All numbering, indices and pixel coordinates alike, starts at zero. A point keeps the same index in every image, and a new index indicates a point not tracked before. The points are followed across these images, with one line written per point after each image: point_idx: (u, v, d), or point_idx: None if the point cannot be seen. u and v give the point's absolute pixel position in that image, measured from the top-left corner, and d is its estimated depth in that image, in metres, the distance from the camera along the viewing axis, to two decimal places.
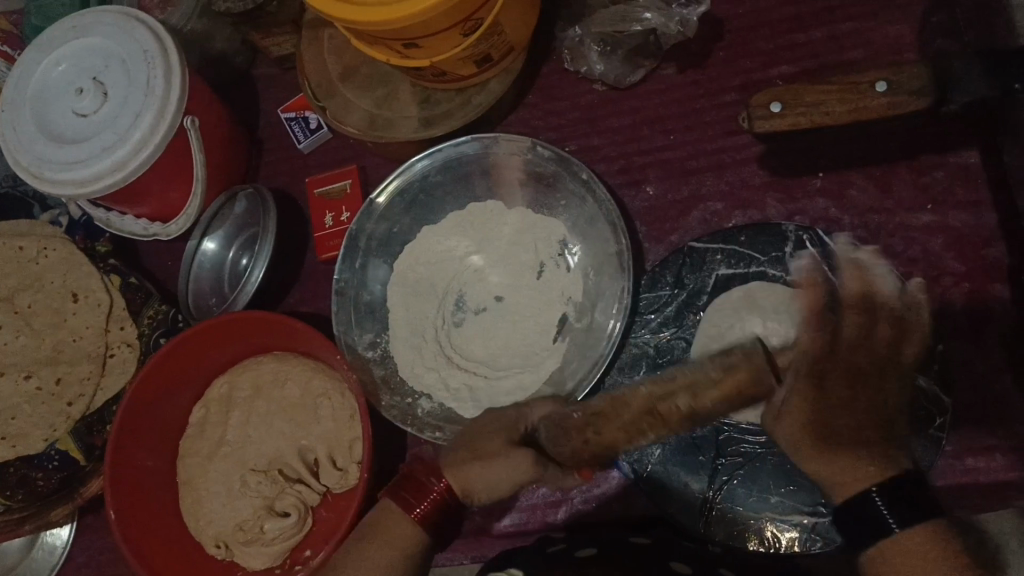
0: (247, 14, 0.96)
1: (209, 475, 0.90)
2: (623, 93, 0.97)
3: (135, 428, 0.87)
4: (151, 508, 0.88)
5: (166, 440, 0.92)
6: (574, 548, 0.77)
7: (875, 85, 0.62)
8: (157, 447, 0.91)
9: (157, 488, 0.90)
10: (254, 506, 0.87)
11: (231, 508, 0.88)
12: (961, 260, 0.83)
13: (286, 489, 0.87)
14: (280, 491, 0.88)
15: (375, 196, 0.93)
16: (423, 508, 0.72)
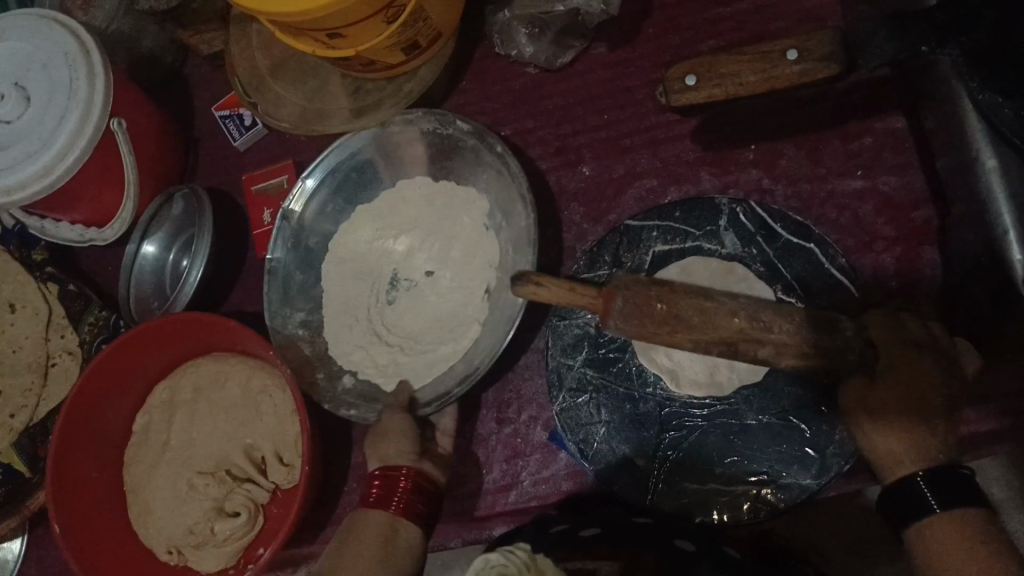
0: (170, 12, 0.95)
1: (155, 480, 0.89)
2: (555, 75, 0.97)
3: (76, 436, 0.87)
4: (96, 516, 0.87)
5: (109, 448, 0.91)
6: (577, 529, 0.75)
7: (786, 53, 0.63)
8: (99, 456, 0.90)
9: (103, 496, 0.89)
10: (202, 509, 0.86)
11: (178, 513, 0.87)
12: (890, 224, 0.84)
13: (234, 488, 0.87)
14: (227, 492, 0.87)
15: (287, 202, 0.94)
16: (399, 498, 0.74)
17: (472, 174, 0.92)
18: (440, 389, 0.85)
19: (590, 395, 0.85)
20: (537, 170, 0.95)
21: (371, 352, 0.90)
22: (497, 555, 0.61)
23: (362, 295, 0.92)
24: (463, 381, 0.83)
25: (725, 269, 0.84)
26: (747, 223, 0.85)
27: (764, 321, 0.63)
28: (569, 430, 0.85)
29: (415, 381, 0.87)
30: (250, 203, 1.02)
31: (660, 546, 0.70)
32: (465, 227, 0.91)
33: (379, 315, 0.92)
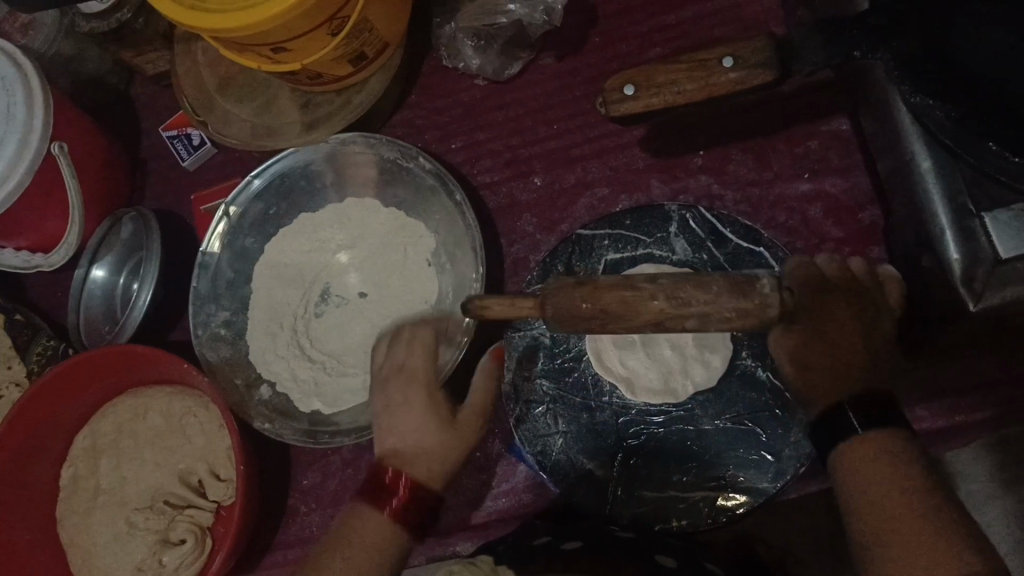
0: (111, 33, 0.93)
1: (96, 517, 0.91)
2: (504, 86, 0.96)
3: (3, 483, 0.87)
4: (33, 561, 0.87)
5: (41, 489, 0.92)
6: (557, 542, 0.73)
7: (723, 61, 0.63)
8: (31, 498, 0.90)
9: (39, 540, 0.90)
10: (147, 543, 0.89)
11: (125, 551, 0.89)
12: (838, 226, 0.85)
13: (176, 516, 0.90)
14: (169, 521, 0.89)
15: (231, 197, 0.93)
16: (396, 502, 0.67)
17: (423, 211, 0.94)
18: (358, 419, 0.87)
19: (548, 405, 0.84)
20: (489, 182, 0.95)
21: (291, 366, 0.90)
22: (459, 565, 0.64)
23: (290, 303, 0.92)
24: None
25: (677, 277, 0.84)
26: (697, 229, 0.85)
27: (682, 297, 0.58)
28: (527, 442, 0.83)
29: (332, 405, 0.88)
30: (200, 222, 1.01)
31: (638, 558, 0.69)
32: (406, 257, 0.92)
33: (303, 326, 0.92)
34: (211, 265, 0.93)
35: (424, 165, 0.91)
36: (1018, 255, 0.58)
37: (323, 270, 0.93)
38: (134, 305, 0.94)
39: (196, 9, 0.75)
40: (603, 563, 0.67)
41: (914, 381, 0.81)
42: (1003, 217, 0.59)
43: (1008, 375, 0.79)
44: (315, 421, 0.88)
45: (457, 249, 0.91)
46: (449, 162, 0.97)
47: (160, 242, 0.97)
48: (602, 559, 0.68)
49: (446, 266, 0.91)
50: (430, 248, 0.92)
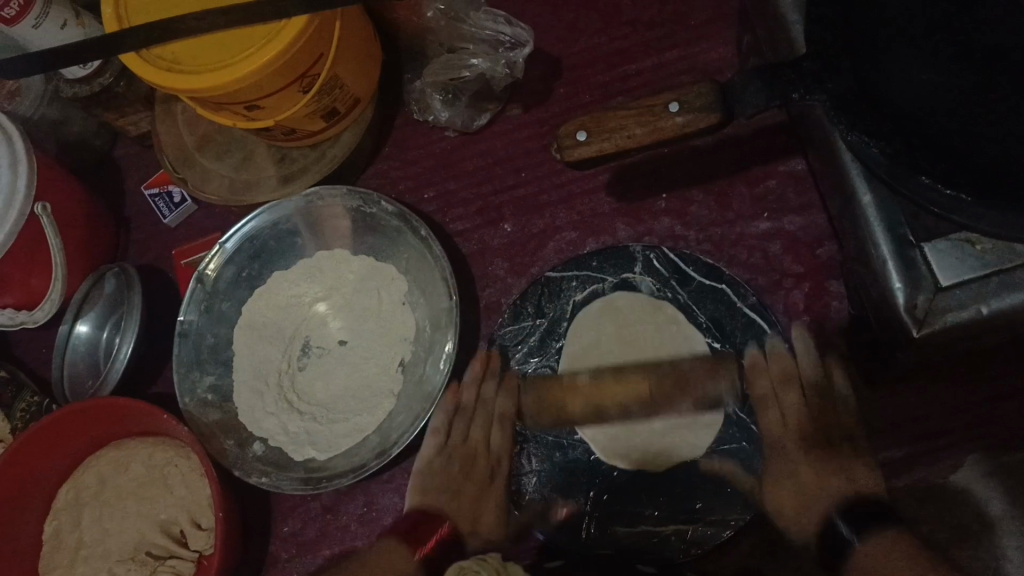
0: (93, 96, 0.97)
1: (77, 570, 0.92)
2: (473, 137, 1.00)
3: None
4: None
5: (22, 544, 0.93)
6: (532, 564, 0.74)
7: (669, 106, 0.66)
8: (12, 553, 0.91)
9: None
10: None
11: None
12: (798, 262, 0.88)
13: (158, 566, 0.90)
14: (150, 572, 0.90)
15: (205, 263, 0.95)
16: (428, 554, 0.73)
17: (394, 254, 0.96)
18: (353, 460, 0.87)
19: (520, 445, 0.86)
20: (461, 229, 0.98)
21: (279, 420, 0.91)
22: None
23: (273, 359, 0.94)
24: (378, 455, 0.85)
25: (654, 309, 0.87)
26: (661, 268, 0.88)
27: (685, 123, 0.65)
28: (500, 482, 0.84)
29: (324, 451, 0.89)
30: (180, 276, 1.03)
31: None
32: (381, 302, 0.95)
33: (288, 380, 0.94)
34: (191, 331, 0.94)
35: (388, 208, 0.94)
36: (957, 282, 0.62)
37: (302, 325, 0.96)
38: (116, 356, 0.97)
39: (174, 72, 0.78)
40: None
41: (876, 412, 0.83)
42: (941, 246, 0.63)
43: (967, 402, 0.81)
44: (309, 469, 0.88)
45: (427, 286, 0.94)
46: (423, 211, 1.00)
47: (142, 296, 1.00)
48: None
49: (420, 301, 0.94)
50: (402, 289, 0.95)
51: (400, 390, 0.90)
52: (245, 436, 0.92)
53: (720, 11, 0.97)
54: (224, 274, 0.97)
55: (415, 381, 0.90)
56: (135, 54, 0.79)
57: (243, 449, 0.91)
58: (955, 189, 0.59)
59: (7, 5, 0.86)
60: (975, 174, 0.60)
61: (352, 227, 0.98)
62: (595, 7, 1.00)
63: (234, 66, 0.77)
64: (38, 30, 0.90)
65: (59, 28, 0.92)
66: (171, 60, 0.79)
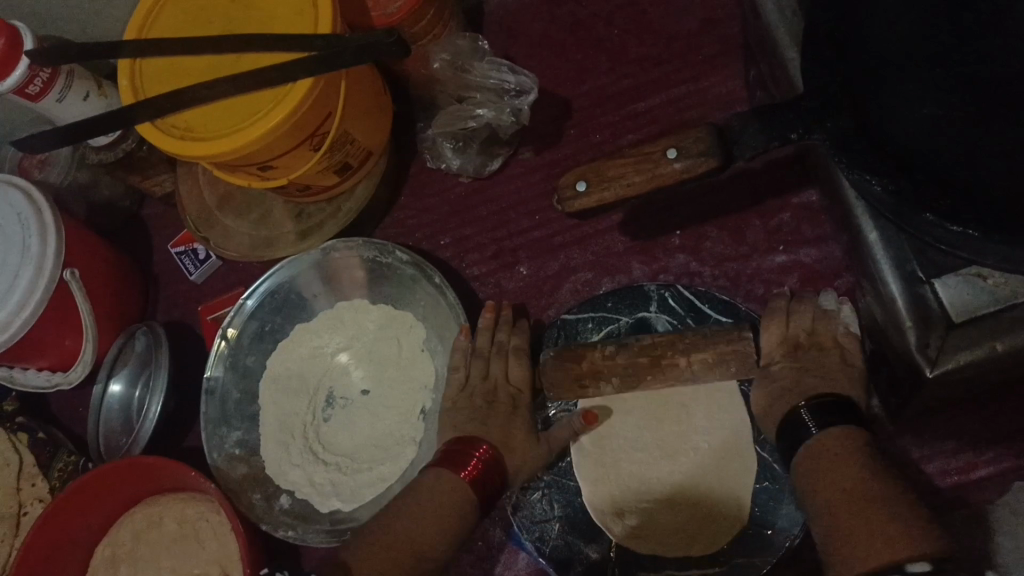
0: (117, 162, 1.00)
1: None
2: (486, 182, 1.01)
3: None
4: None
5: None
6: None
7: (667, 152, 0.66)
8: None
9: None
10: None
11: None
12: (815, 294, 0.87)
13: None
14: None
15: (227, 320, 0.97)
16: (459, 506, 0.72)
17: (411, 301, 0.97)
18: (378, 511, 0.88)
19: (543, 490, 0.86)
20: (478, 274, 0.99)
21: (307, 472, 0.92)
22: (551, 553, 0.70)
23: (299, 411, 0.95)
24: None
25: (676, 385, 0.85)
26: (676, 306, 0.88)
27: (684, 166, 0.65)
28: (524, 528, 0.85)
29: (351, 502, 0.90)
30: (206, 332, 1.05)
31: None
32: (401, 349, 0.96)
33: (313, 432, 0.95)
34: (216, 388, 0.96)
35: (402, 257, 0.95)
36: (969, 318, 0.61)
37: (324, 375, 0.97)
38: (146, 414, 0.99)
39: (187, 140, 0.80)
40: None
41: (903, 445, 0.81)
42: (951, 282, 0.62)
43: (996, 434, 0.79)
44: (335, 521, 0.90)
45: (444, 332, 0.95)
46: (440, 258, 1.01)
47: (169, 353, 1.02)
48: None
49: (438, 347, 0.95)
50: (422, 335, 0.96)
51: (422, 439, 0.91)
52: (272, 490, 0.93)
53: (727, 45, 0.97)
54: (248, 329, 0.99)
55: (435, 428, 0.91)
56: (151, 125, 0.81)
57: (268, 504, 0.92)
58: (963, 225, 0.56)
59: (31, 83, 0.88)
60: (982, 206, 0.57)
61: (366, 276, 0.99)
62: (602, 48, 1.01)
63: (243, 131, 0.78)
64: (61, 103, 0.93)
65: (82, 99, 0.95)
66: (183, 129, 0.81)
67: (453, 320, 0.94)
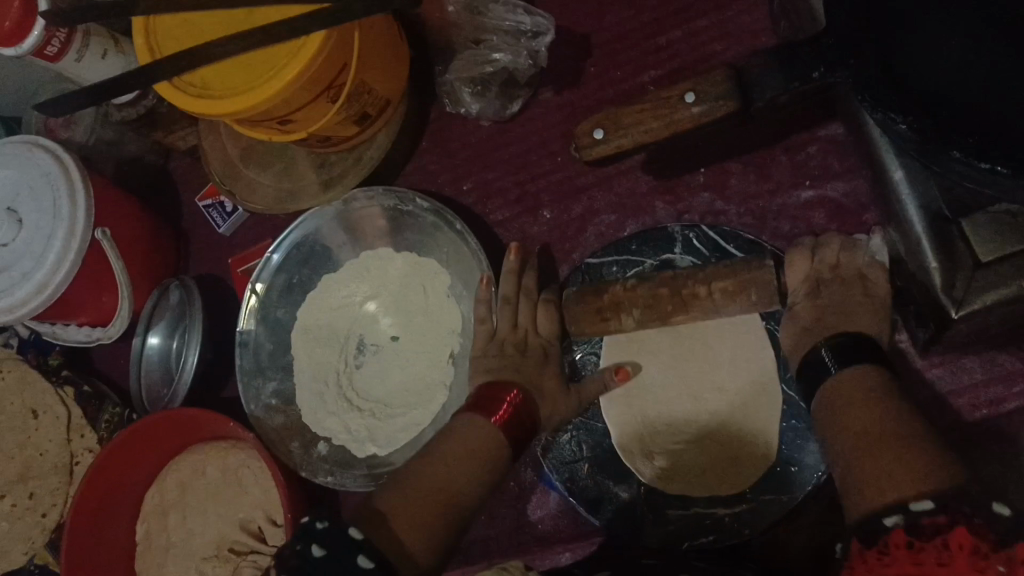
0: (140, 118, 1.00)
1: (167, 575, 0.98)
2: (507, 125, 1.00)
3: (84, 545, 0.95)
4: None
5: (117, 545, 0.99)
6: None
7: (685, 97, 0.67)
8: (111, 555, 0.98)
9: None
10: None
11: None
12: (843, 230, 0.86)
13: (241, 562, 0.96)
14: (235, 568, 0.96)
15: (255, 275, 0.98)
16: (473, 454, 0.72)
17: (435, 248, 0.98)
18: (412, 455, 0.91)
19: (572, 432, 0.87)
20: (501, 219, 0.99)
21: (342, 419, 0.95)
22: None
23: (331, 361, 0.97)
24: None
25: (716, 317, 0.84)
26: (701, 247, 0.87)
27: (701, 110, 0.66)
28: (555, 469, 0.87)
29: (385, 447, 0.93)
30: (237, 284, 1.07)
31: None
32: (428, 297, 0.96)
33: (347, 380, 0.97)
34: (250, 341, 0.98)
35: (423, 204, 0.96)
36: (997, 257, 0.60)
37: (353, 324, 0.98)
38: (183, 365, 1.02)
39: (205, 98, 0.80)
40: None
41: (932, 380, 0.81)
42: (979, 220, 0.62)
43: None
44: (371, 465, 0.93)
45: (470, 280, 0.96)
46: (463, 204, 1.01)
47: (203, 307, 1.04)
48: None
49: (465, 294, 0.95)
50: (448, 282, 0.96)
51: (451, 387, 0.93)
52: (309, 437, 0.96)
53: None
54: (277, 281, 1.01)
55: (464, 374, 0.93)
56: (169, 84, 0.81)
57: (306, 452, 0.95)
58: (990, 163, 0.53)
59: (49, 44, 0.89)
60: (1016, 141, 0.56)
61: (390, 224, 1.00)
62: None
63: (258, 87, 0.78)
64: (80, 63, 0.93)
65: (100, 57, 0.95)
66: (199, 87, 0.81)
67: (476, 266, 0.94)
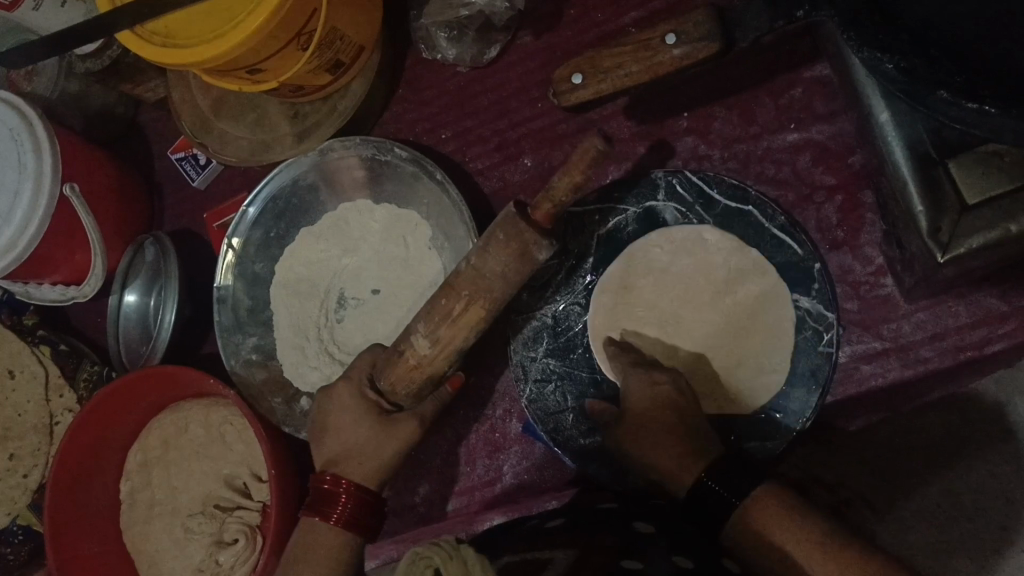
0: (106, 70, 0.97)
1: (152, 531, 0.98)
2: (485, 70, 0.97)
3: (67, 505, 0.94)
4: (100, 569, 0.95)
5: (102, 503, 0.99)
6: (543, 523, 0.73)
7: (666, 39, 0.63)
8: (96, 512, 0.98)
9: (105, 549, 0.97)
10: (205, 544, 0.96)
11: (182, 556, 0.96)
12: (829, 173, 0.85)
13: (228, 518, 0.96)
14: (221, 523, 0.96)
15: (230, 229, 0.96)
16: (340, 511, 0.73)
17: (414, 199, 0.96)
18: None
19: (556, 382, 0.87)
20: (481, 168, 0.97)
21: (326, 373, 0.94)
22: (424, 546, 0.56)
23: (311, 314, 0.96)
24: None
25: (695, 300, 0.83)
26: (685, 193, 0.86)
27: (684, 52, 0.63)
28: (539, 420, 0.86)
29: None
30: (213, 239, 1.05)
31: (615, 531, 0.67)
32: (408, 249, 0.95)
33: (328, 333, 0.96)
34: (228, 297, 0.97)
35: (401, 154, 0.94)
36: (984, 199, 0.60)
37: (334, 276, 0.96)
38: (160, 322, 1.00)
39: (169, 47, 0.77)
40: (583, 533, 0.68)
41: (916, 323, 0.81)
42: (966, 161, 0.61)
43: (1011, 308, 0.79)
44: None
45: (449, 232, 0.94)
46: (442, 152, 0.98)
47: (178, 263, 1.02)
48: (582, 528, 0.69)
49: (445, 245, 0.94)
50: (428, 233, 0.94)
51: None
52: (292, 393, 0.95)
53: None
54: (253, 235, 0.99)
55: None
56: (132, 33, 0.78)
57: (290, 406, 0.95)
58: (979, 102, 0.52)
59: None
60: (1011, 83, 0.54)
61: (366, 174, 0.97)
62: None
63: (225, 35, 0.75)
64: (38, 12, 0.90)
65: (58, 6, 0.91)
66: (165, 35, 0.77)
67: (459, 218, 0.92)
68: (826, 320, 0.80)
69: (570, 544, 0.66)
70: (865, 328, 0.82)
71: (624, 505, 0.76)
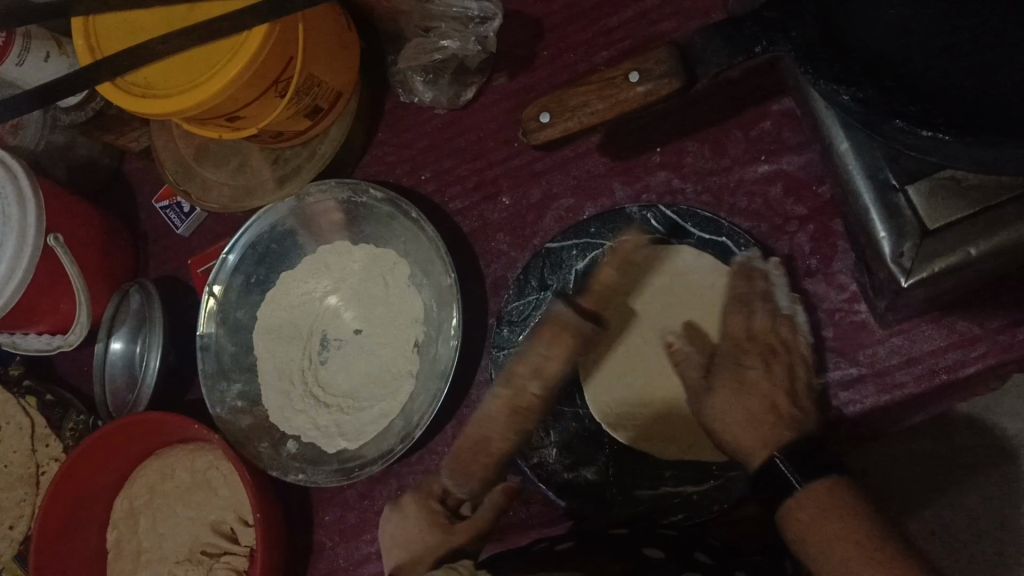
0: (90, 121, 0.99)
1: None
2: (462, 112, 0.99)
3: (53, 554, 0.94)
4: None
5: (89, 552, 0.99)
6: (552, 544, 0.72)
7: (630, 76, 0.65)
8: (82, 562, 0.97)
9: None
10: None
11: None
12: (800, 203, 0.86)
13: (214, 564, 0.95)
14: (207, 568, 0.95)
15: (211, 276, 0.97)
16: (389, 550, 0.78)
17: (391, 238, 0.97)
18: (382, 446, 0.90)
19: (538, 418, 0.88)
20: (460, 208, 0.98)
21: (311, 416, 0.94)
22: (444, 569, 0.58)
23: (295, 358, 0.96)
24: (402, 439, 0.88)
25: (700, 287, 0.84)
26: (659, 227, 0.88)
27: (649, 89, 0.64)
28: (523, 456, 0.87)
29: (355, 440, 0.92)
30: (198, 284, 1.06)
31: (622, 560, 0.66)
32: (389, 289, 0.96)
33: (312, 375, 0.96)
34: (211, 344, 0.97)
35: (377, 195, 0.95)
36: (946, 223, 0.61)
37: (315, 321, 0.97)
38: (146, 368, 1.01)
39: (148, 97, 0.78)
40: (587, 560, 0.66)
41: (891, 347, 0.82)
42: (926, 187, 0.62)
43: (985, 330, 0.80)
44: (343, 460, 0.92)
45: (426, 271, 0.95)
46: (421, 193, 1.00)
47: (163, 309, 1.03)
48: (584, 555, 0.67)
49: (425, 282, 0.95)
50: (407, 271, 0.96)
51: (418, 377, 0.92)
52: (278, 437, 0.95)
53: None
54: (235, 282, 1.00)
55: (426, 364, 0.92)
56: (111, 84, 0.80)
57: (276, 449, 0.94)
58: (933, 130, 0.53)
59: None
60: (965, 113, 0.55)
61: (344, 217, 0.99)
62: None
63: (201, 85, 0.76)
64: (22, 67, 0.92)
65: (43, 61, 0.93)
66: (143, 86, 0.79)
67: (436, 253, 0.93)
68: (802, 347, 0.80)
69: (577, 562, 0.66)
70: (843, 354, 0.83)
71: (627, 532, 0.75)
